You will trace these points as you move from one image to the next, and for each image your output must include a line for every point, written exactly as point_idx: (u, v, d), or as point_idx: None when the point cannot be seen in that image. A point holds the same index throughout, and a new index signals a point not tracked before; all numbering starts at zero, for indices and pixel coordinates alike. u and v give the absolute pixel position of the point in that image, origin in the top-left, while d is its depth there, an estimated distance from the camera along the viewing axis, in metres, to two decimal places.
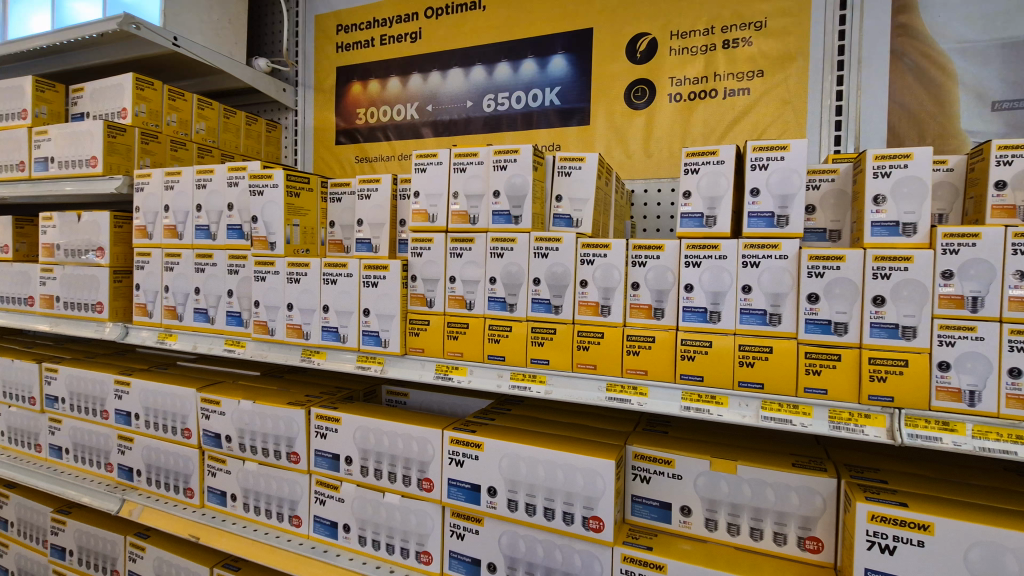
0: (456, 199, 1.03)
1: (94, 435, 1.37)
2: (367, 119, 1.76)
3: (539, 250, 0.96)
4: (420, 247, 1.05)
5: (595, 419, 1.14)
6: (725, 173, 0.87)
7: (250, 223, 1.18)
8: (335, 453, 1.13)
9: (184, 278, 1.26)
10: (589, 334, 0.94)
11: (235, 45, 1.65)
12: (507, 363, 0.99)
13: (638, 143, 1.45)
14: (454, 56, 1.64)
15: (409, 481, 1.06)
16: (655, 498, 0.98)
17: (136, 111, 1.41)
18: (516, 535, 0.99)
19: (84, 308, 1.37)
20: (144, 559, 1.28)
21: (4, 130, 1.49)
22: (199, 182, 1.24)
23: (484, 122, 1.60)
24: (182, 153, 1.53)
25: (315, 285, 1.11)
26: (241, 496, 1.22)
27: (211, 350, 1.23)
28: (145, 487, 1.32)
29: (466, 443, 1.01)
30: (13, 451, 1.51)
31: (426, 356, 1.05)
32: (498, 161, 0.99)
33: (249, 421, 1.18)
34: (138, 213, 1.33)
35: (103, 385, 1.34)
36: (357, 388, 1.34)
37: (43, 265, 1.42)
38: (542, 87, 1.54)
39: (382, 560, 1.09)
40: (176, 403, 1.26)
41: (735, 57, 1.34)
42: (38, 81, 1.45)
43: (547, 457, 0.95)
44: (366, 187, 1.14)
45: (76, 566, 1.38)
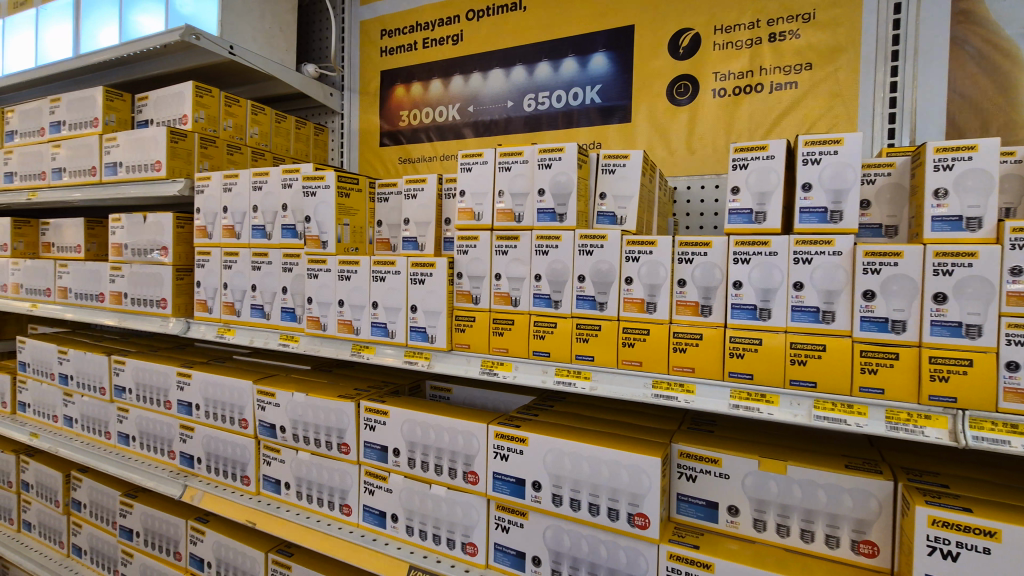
0: (501, 197, 1.05)
1: (159, 424, 1.45)
2: (410, 120, 1.80)
3: (584, 247, 0.97)
4: (466, 245, 1.07)
5: (639, 417, 1.14)
6: (775, 168, 0.86)
7: (304, 223, 1.23)
8: (383, 445, 1.16)
9: (242, 275, 1.33)
10: (634, 331, 0.94)
11: (286, 52, 1.72)
12: (552, 359, 1.00)
13: (680, 140, 1.43)
14: (495, 57, 1.66)
15: (455, 474, 1.09)
16: (701, 497, 0.97)
17: (196, 118, 1.48)
18: (561, 529, 1.00)
19: (149, 304, 1.46)
20: (204, 542, 1.35)
21: (77, 138, 1.59)
22: (255, 184, 1.30)
23: (525, 122, 1.62)
24: (237, 157, 1.60)
25: (365, 282, 1.15)
26: (294, 485, 1.27)
27: (267, 344, 1.28)
28: (205, 474, 1.39)
29: (511, 438, 1.03)
30: (85, 437, 1.61)
31: (471, 352, 1.07)
32: (543, 159, 1.00)
33: (303, 412, 1.24)
34: (198, 214, 1.40)
35: (167, 377, 1.42)
36: (402, 383, 1.37)
37: (113, 264, 1.52)
38: (583, 85, 1.54)
39: (429, 550, 1.12)
40: (234, 395, 1.32)
41: (783, 50, 1.31)
42: (107, 90, 1.55)
43: (592, 452, 0.96)
44: (413, 187, 1.17)
45: (142, 546, 1.47)
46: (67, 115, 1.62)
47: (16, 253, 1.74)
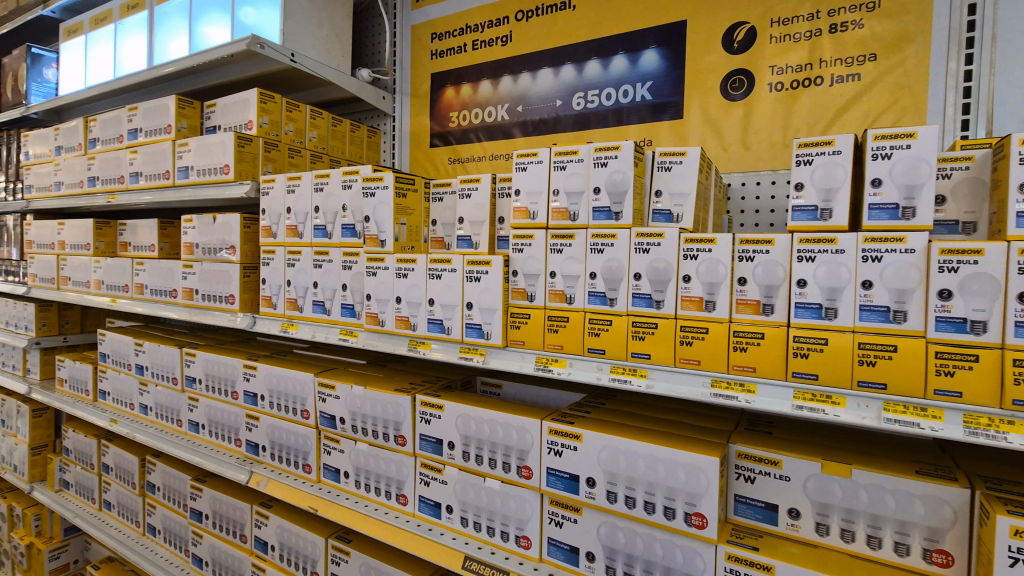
0: (557, 196, 1.06)
1: (226, 413, 1.54)
2: (460, 121, 1.83)
3: (641, 245, 0.97)
4: (521, 244, 1.09)
5: (695, 416, 1.12)
6: (842, 163, 0.84)
7: (363, 223, 1.28)
8: (438, 438, 1.19)
9: (304, 273, 1.39)
10: (692, 330, 0.93)
11: (342, 58, 1.79)
12: (608, 356, 1.00)
13: (735, 136, 1.40)
14: (544, 57, 1.67)
15: (509, 468, 1.11)
16: (760, 498, 0.96)
17: (260, 123, 1.56)
18: (615, 526, 1.01)
19: (218, 300, 1.54)
20: (268, 527, 1.42)
21: (152, 144, 1.70)
22: (317, 186, 1.36)
23: (574, 121, 1.62)
24: (297, 160, 1.67)
25: (422, 280, 1.19)
26: (353, 474, 1.32)
27: (328, 339, 1.34)
28: (269, 461, 1.46)
29: (565, 434, 1.04)
30: (159, 424, 1.72)
31: (526, 348, 1.09)
32: (599, 157, 1.00)
33: (361, 405, 1.29)
34: (264, 215, 1.48)
35: (234, 368, 1.50)
36: (454, 378, 1.41)
37: (185, 262, 1.61)
38: (633, 82, 1.54)
39: (483, 542, 1.15)
40: (296, 386, 1.39)
41: (844, 41, 1.27)
42: (180, 99, 1.65)
43: (648, 450, 0.96)
44: (467, 187, 1.19)
45: (211, 528, 1.56)
46: (143, 123, 1.73)
47: (97, 253, 1.88)
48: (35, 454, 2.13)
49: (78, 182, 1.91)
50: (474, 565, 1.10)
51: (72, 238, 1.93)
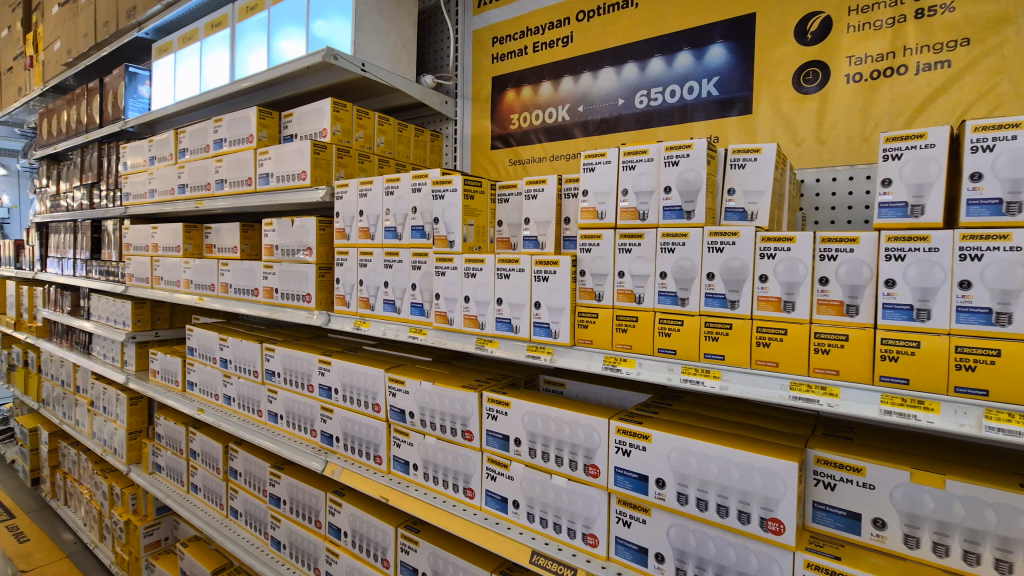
0: (625, 196, 1.06)
1: (303, 405, 1.63)
2: (521, 123, 1.86)
3: (714, 244, 0.95)
4: (589, 244, 1.10)
5: (767, 420, 1.10)
6: (936, 157, 0.79)
7: (432, 224, 1.32)
8: (505, 434, 1.22)
9: (376, 273, 1.45)
10: (770, 330, 0.91)
11: (407, 65, 1.85)
12: (679, 357, 1.00)
13: (808, 130, 1.35)
14: (606, 56, 1.67)
15: (576, 466, 1.12)
16: (842, 507, 0.92)
17: (333, 131, 1.64)
18: (686, 528, 0.99)
19: (296, 299, 1.64)
20: (341, 513, 1.50)
21: (236, 152, 1.82)
22: (388, 189, 1.42)
23: (636, 119, 1.61)
24: (366, 165, 1.74)
25: (490, 279, 1.22)
26: (422, 466, 1.37)
27: (398, 336, 1.40)
28: (342, 451, 1.54)
29: (633, 434, 1.04)
30: (241, 414, 1.84)
31: (594, 348, 1.10)
32: (669, 157, 1.00)
33: (430, 400, 1.33)
34: (338, 218, 1.56)
35: (310, 363, 1.60)
36: (518, 376, 1.43)
37: (266, 263, 1.72)
38: (698, 78, 1.51)
39: (549, 537, 1.16)
40: (368, 381, 1.46)
41: (932, 26, 1.20)
42: (260, 110, 1.76)
43: (721, 453, 0.95)
44: (534, 188, 1.21)
45: (288, 513, 1.65)
46: (227, 133, 1.85)
47: (186, 254, 2.03)
48: (132, 439, 2.33)
49: (170, 189, 2.07)
50: (541, 560, 1.12)
51: (165, 241, 2.10)
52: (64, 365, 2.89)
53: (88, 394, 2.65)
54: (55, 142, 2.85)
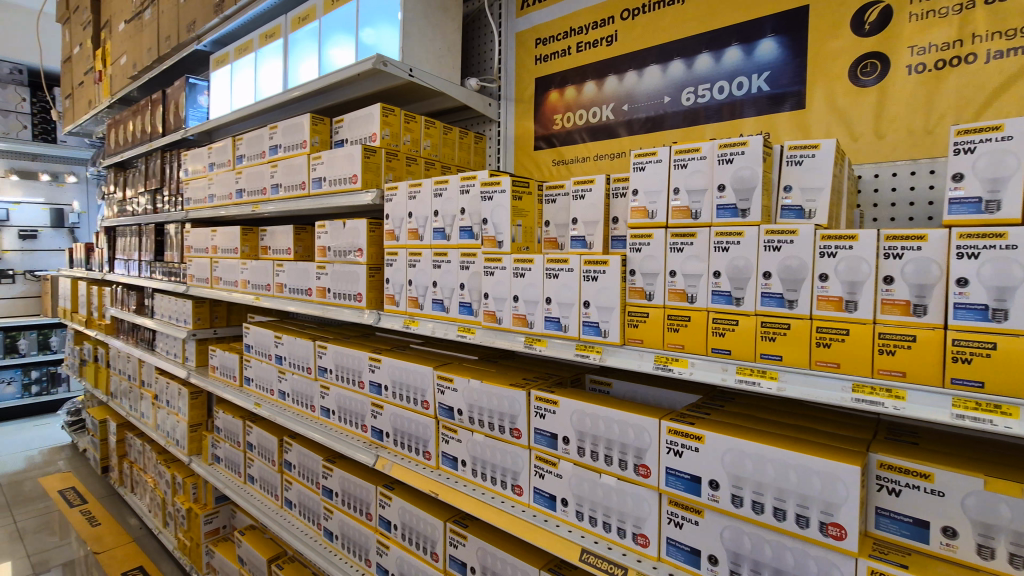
0: (677, 194, 1.05)
1: (354, 401, 1.69)
2: (564, 123, 1.87)
3: (771, 243, 0.94)
4: (639, 243, 1.09)
5: (825, 423, 1.06)
6: (1014, 149, 0.74)
7: (480, 224, 1.35)
8: (553, 433, 1.23)
9: (425, 273, 1.49)
10: (831, 331, 0.88)
11: (452, 69, 1.88)
12: (734, 357, 0.98)
13: (866, 125, 1.31)
14: (651, 54, 1.65)
15: (626, 465, 1.12)
16: (908, 514, 0.88)
17: (383, 135, 1.69)
18: (741, 531, 0.98)
19: (347, 298, 1.70)
20: (391, 507, 1.54)
21: (290, 158, 1.89)
22: (437, 191, 1.45)
23: (683, 117, 1.59)
24: (413, 167, 1.79)
25: (539, 279, 1.23)
26: (470, 463, 1.40)
27: (447, 335, 1.43)
28: (392, 447, 1.58)
29: (685, 435, 1.03)
30: (295, 409, 1.91)
31: (645, 347, 1.09)
32: (723, 154, 0.99)
33: (478, 398, 1.36)
34: (388, 220, 1.60)
35: (361, 360, 1.65)
36: (565, 375, 1.44)
37: (319, 263, 1.79)
38: (748, 74, 1.48)
39: (599, 536, 1.17)
40: (417, 379, 1.50)
41: (1003, 12, 1.14)
42: (314, 116, 1.83)
43: (778, 455, 0.93)
44: (581, 188, 1.21)
45: (340, 505, 1.71)
46: (282, 139, 1.93)
47: (243, 255, 2.13)
48: (193, 431, 2.45)
49: (228, 194, 2.18)
50: (591, 558, 1.13)
51: (223, 243, 2.21)
52: (130, 361, 3.07)
53: (152, 388, 2.80)
54: (122, 150, 3.03)
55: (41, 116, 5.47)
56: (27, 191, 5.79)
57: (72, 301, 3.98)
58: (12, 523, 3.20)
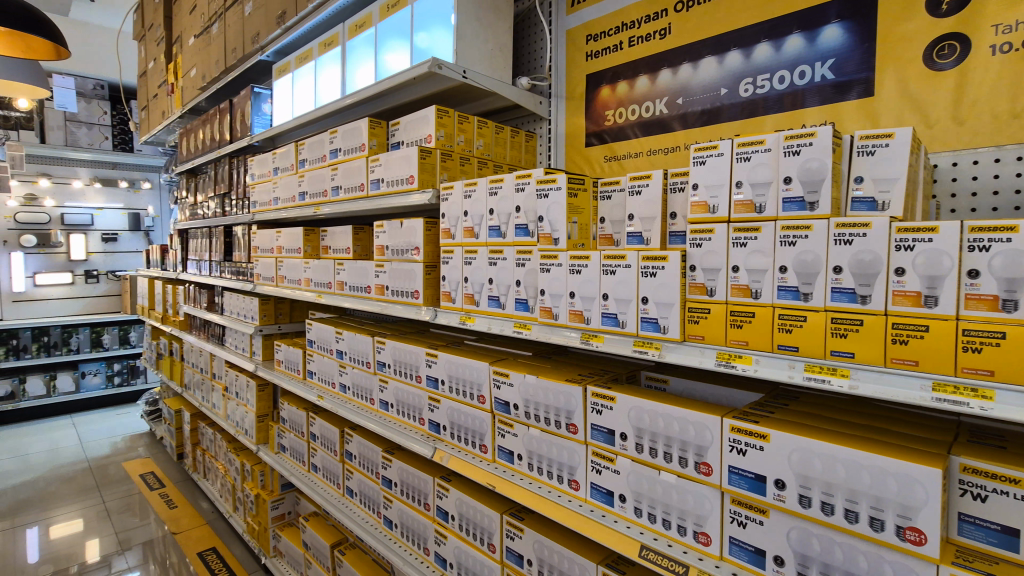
0: (740, 188, 1.03)
1: (412, 395, 1.74)
2: (616, 119, 1.86)
3: (841, 236, 0.91)
4: (700, 238, 1.08)
5: (900, 424, 1.02)
6: None
7: (536, 222, 1.37)
8: (611, 429, 1.23)
9: (481, 270, 1.52)
10: (908, 328, 0.85)
11: (504, 68, 1.90)
12: (801, 354, 0.95)
13: (942, 111, 1.24)
14: (706, 46, 1.62)
15: (686, 463, 1.11)
16: (995, 521, 0.82)
17: (437, 136, 1.73)
18: (809, 532, 0.95)
19: (405, 295, 1.75)
20: (449, 497, 1.59)
21: (350, 161, 1.97)
22: (492, 190, 1.48)
23: (741, 109, 1.55)
24: (467, 167, 1.82)
25: (596, 275, 1.24)
26: (526, 456, 1.42)
27: (503, 331, 1.45)
28: (450, 439, 1.63)
29: (749, 433, 1.01)
30: (355, 402, 2.00)
31: (707, 344, 1.08)
32: (790, 146, 0.96)
33: (534, 393, 1.38)
34: (444, 219, 1.65)
35: (418, 356, 1.70)
36: (620, 371, 1.44)
37: (378, 262, 1.86)
38: (811, 62, 1.42)
39: (659, 533, 1.16)
40: (473, 373, 1.53)
41: None
42: (371, 120, 1.89)
43: (849, 456, 0.89)
44: (638, 184, 1.21)
45: (399, 495, 1.78)
46: (342, 143, 2.01)
47: (306, 255, 2.24)
48: (260, 421, 2.60)
49: (292, 197, 2.29)
50: (651, 554, 1.12)
51: (288, 243, 2.32)
52: (203, 355, 3.28)
53: (222, 380, 2.98)
54: (194, 158, 3.23)
55: (119, 127, 5.91)
56: (109, 198, 6.27)
57: (149, 299, 4.28)
58: (101, 503, 3.49)
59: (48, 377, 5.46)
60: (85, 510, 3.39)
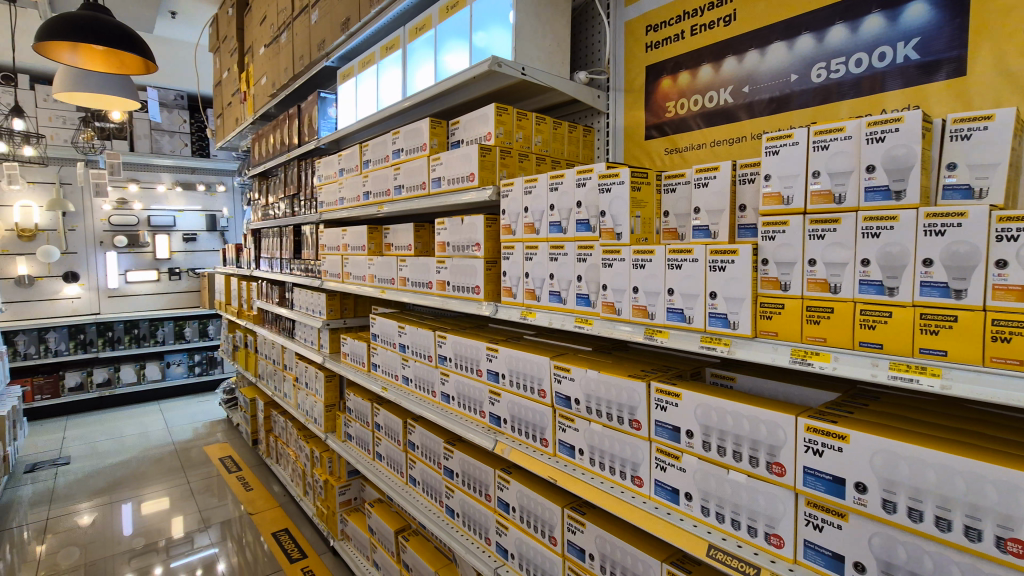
0: (817, 178, 0.98)
1: (473, 388, 1.78)
2: (677, 110, 1.82)
3: (932, 227, 0.85)
4: (772, 231, 1.04)
5: (996, 428, 0.95)
6: None
7: (598, 217, 1.36)
8: (676, 426, 1.22)
9: (542, 266, 1.54)
10: (1011, 324, 0.78)
11: (562, 64, 1.90)
12: (886, 352, 0.90)
13: None
14: (775, 30, 1.55)
15: (757, 463, 1.08)
16: None
17: (497, 134, 1.76)
18: (893, 539, 0.90)
19: (466, 291, 1.79)
20: (510, 490, 1.61)
21: (412, 160, 2.03)
22: (552, 185, 1.49)
23: (813, 95, 1.48)
24: (525, 163, 1.84)
25: (661, 270, 1.22)
26: (588, 451, 1.42)
27: (565, 326, 1.46)
28: (510, 432, 1.65)
29: (827, 433, 0.97)
30: (417, 394, 2.06)
31: (780, 340, 1.04)
32: (872, 133, 0.91)
33: (597, 388, 1.38)
34: (504, 215, 1.67)
35: (479, 350, 1.74)
36: (683, 368, 1.41)
37: (439, 258, 1.91)
38: (892, 43, 1.34)
39: (727, 533, 1.14)
40: (533, 367, 1.55)
41: None
42: (433, 121, 1.94)
43: (941, 460, 0.84)
44: (704, 176, 1.18)
45: (461, 485, 1.83)
46: (404, 143, 2.07)
47: (370, 252, 2.33)
48: (329, 411, 2.73)
49: (357, 196, 2.38)
50: (719, 554, 1.11)
51: (353, 241, 2.42)
52: (275, 347, 3.48)
53: (293, 371, 3.15)
54: (265, 161, 3.42)
55: (197, 134, 6.35)
56: (188, 201, 6.74)
57: (225, 294, 4.58)
58: (186, 483, 3.78)
59: (138, 366, 5.95)
60: (172, 489, 3.68)
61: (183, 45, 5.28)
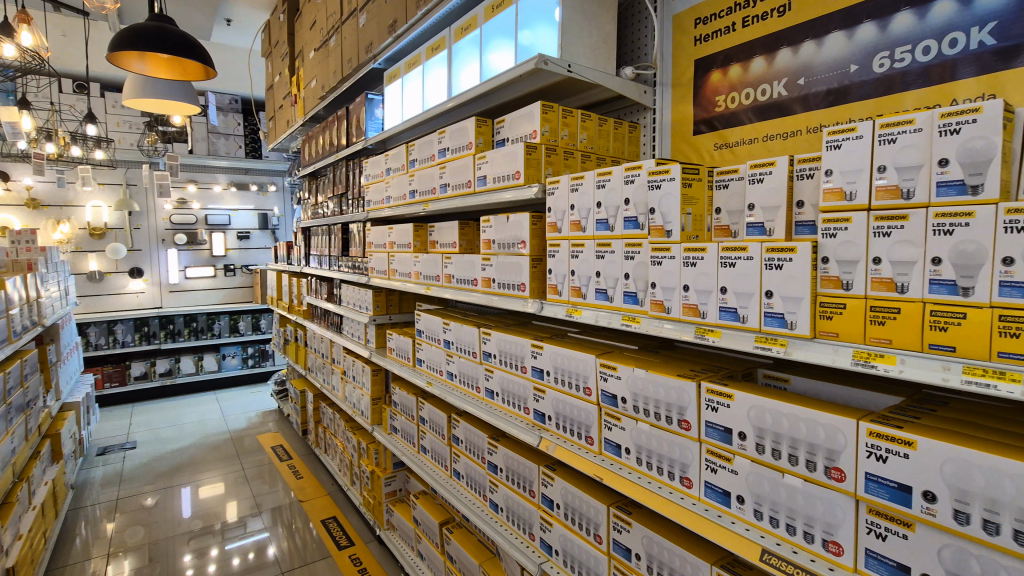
0: (882, 172, 0.94)
1: (517, 384, 1.80)
2: (728, 104, 1.77)
3: (1012, 224, 0.80)
4: (834, 228, 1.00)
5: None
6: None
7: (647, 214, 1.35)
8: (728, 427, 1.19)
9: (588, 263, 1.54)
10: None
11: (608, 59, 1.88)
12: (959, 355, 0.86)
13: None
14: (833, 19, 1.49)
15: (814, 467, 1.04)
16: None
17: (542, 131, 1.76)
18: (965, 552, 0.85)
19: (511, 288, 1.81)
20: (554, 486, 1.62)
21: (457, 159, 2.06)
22: (600, 183, 1.48)
23: (875, 85, 1.42)
24: (571, 161, 1.83)
25: (713, 268, 1.20)
26: (635, 451, 1.41)
27: (611, 324, 1.45)
28: (554, 429, 1.66)
29: (892, 439, 0.93)
30: (461, 390, 2.09)
31: (842, 341, 1.01)
32: (945, 125, 0.87)
33: (644, 387, 1.37)
34: (550, 212, 1.67)
35: (523, 347, 1.76)
36: (734, 368, 1.38)
37: (484, 256, 1.94)
38: (965, 28, 1.26)
39: (781, 538, 1.11)
40: (579, 365, 1.55)
41: None
42: (478, 119, 1.96)
43: (1020, 471, 0.79)
44: (760, 171, 1.15)
45: (505, 480, 1.85)
46: (450, 142, 2.10)
47: (415, 249, 2.39)
48: (375, 404, 2.81)
49: (403, 195, 2.44)
50: (773, 559, 1.08)
51: (399, 238, 2.48)
52: (324, 341, 3.61)
53: (341, 364, 3.26)
54: (314, 162, 3.54)
55: (250, 137, 6.64)
56: (242, 201, 7.06)
57: (277, 290, 4.78)
58: (240, 469, 3.97)
59: (197, 358, 6.28)
60: (227, 475, 3.87)
61: (238, 50, 5.51)
